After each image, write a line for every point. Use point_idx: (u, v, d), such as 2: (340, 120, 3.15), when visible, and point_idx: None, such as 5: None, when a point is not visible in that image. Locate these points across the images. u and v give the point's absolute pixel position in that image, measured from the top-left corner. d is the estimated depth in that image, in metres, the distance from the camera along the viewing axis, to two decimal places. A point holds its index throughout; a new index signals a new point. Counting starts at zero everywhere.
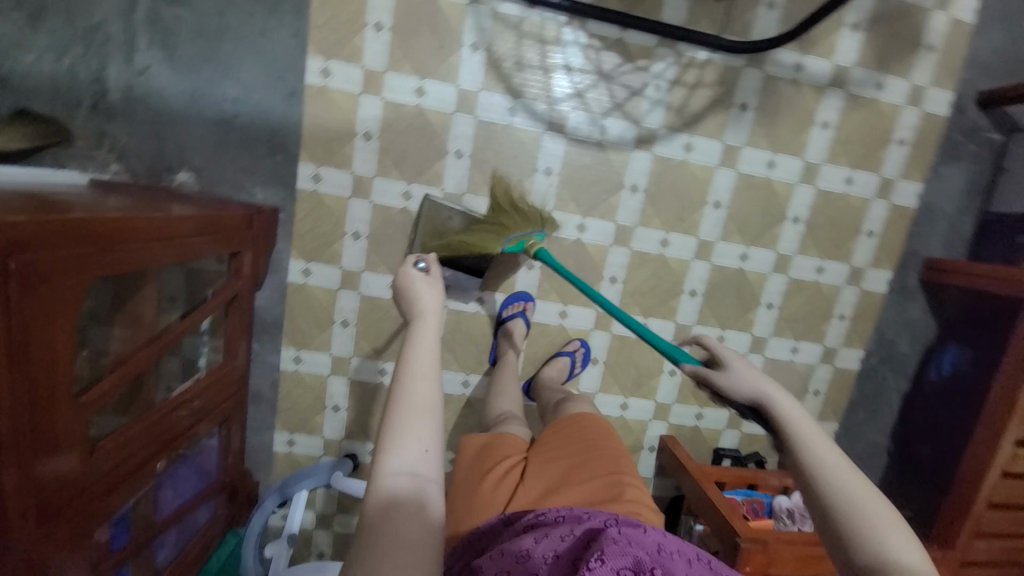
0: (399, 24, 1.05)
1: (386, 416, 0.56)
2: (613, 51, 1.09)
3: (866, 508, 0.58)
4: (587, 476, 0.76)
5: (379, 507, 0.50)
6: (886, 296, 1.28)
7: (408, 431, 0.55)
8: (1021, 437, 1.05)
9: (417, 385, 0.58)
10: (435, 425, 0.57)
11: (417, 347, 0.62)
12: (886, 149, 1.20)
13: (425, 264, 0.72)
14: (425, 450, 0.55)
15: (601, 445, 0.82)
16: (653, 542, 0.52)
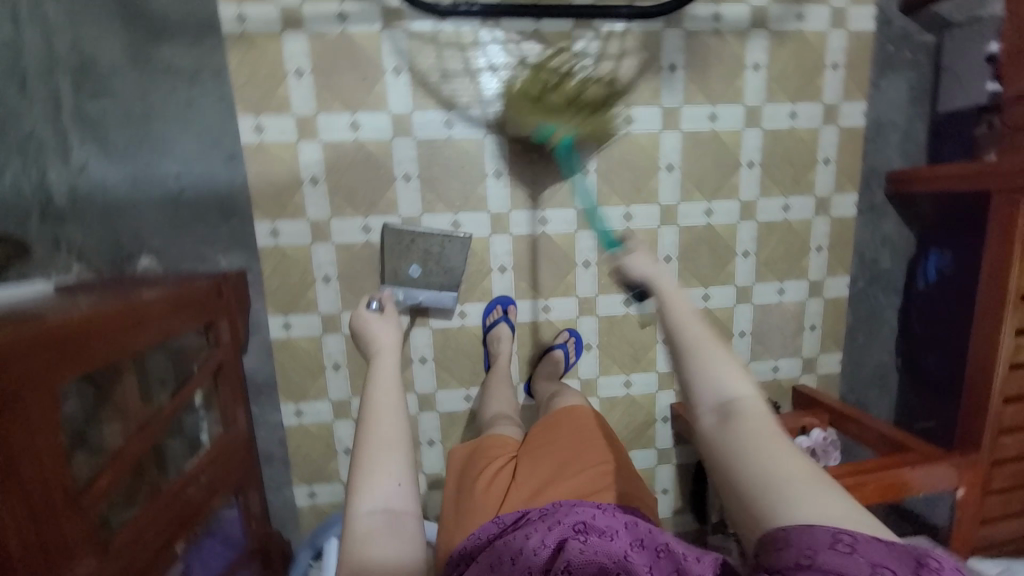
0: (320, 64, 1.06)
1: (358, 460, 0.63)
2: (533, 42, 1.10)
3: (708, 351, 0.64)
4: (576, 467, 0.79)
5: (359, 543, 0.56)
6: (856, 218, 1.29)
7: (378, 470, 0.61)
8: (1019, 326, 1.04)
9: (384, 425, 0.66)
10: (404, 458, 0.64)
11: (379, 389, 0.70)
12: (822, 75, 1.20)
13: (378, 304, 0.85)
14: (398, 485, 0.61)
15: (590, 438, 0.84)
16: (619, 548, 0.56)
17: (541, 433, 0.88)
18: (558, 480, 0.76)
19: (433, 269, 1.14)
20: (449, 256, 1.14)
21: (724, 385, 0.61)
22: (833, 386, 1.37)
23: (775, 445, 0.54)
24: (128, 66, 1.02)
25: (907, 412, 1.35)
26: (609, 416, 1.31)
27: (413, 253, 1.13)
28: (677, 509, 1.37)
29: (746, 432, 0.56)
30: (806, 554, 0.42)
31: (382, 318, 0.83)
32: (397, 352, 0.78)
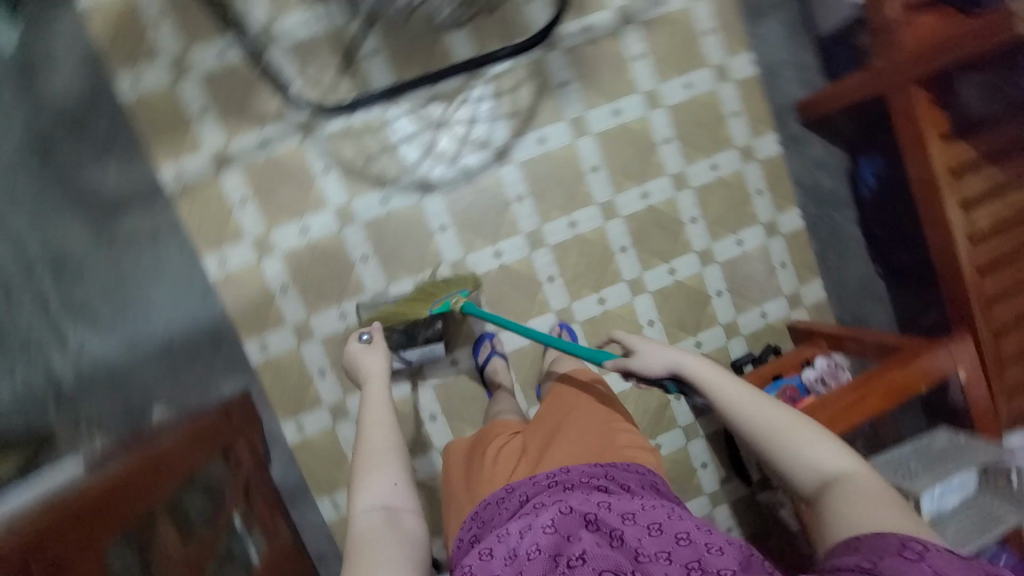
0: (258, 188, 1.17)
1: (356, 464, 0.69)
2: (436, 104, 1.20)
3: (784, 428, 0.66)
4: (579, 431, 0.89)
5: (360, 538, 0.61)
6: (783, 153, 1.35)
7: (376, 472, 0.67)
8: (963, 199, 1.07)
9: (377, 433, 0.73)
10: (398, 460, 0.70)
11: (373, 404, 0.78)
12: (700, 43, 1.30)
13: (368, 335, 0.92)
14: (394, 483, 0.67)
15: (587, 405, 0.95)
16: (632, 545, 0.62)
17: (548, 407, 0.97)
18: (562, 442, 0.86)
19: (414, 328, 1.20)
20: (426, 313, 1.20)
21: (815, 453, 0.63)
22: (825, 312, 1.40)
23: (881, 502, 0.56)
24: None
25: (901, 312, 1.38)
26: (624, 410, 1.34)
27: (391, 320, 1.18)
28: (722, 479, 1.37)
29: (844, 495, 0.58)
30: (868, 561, 0.47)
31: (370, 347, 0.90)
32: (384, 374, 0.86)
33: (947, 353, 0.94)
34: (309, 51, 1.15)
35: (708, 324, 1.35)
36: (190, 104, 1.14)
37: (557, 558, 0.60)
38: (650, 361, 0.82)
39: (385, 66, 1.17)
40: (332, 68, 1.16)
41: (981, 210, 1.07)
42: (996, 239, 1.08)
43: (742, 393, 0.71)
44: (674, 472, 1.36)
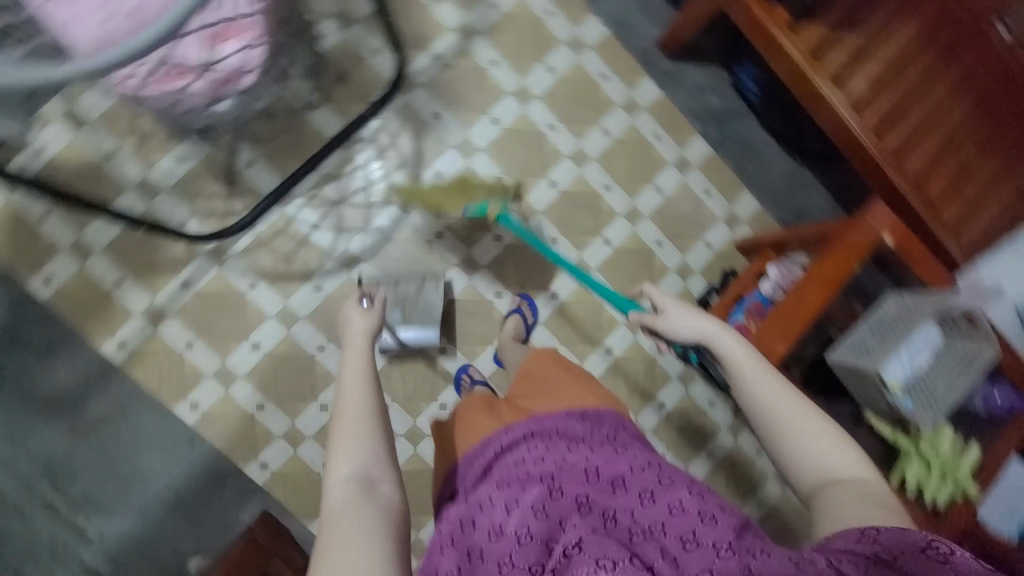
0: (199, 326, 1.20)
1: (336, 430, 0.73)
2: (329, 185, 1.24)
3: (803, 424, 0.70)
4: (555, 382, 0.94)
5: (337, 509, 0.65)
6: (665, 92, 1.37)
7: (355, 443, 0.71)
8: (833, 76, 1.10)
9: (354, 399, 0.75)
10: (375, 426, 0.74)
11: (353, 369, 0.80)
12: (546, 25, 1.31)
13: (367, 301, 0.93)
14: (373, 453, 0.71)
15: (563, 362, 0.99)
16: (623, 527, 0.66)
17: (530, 359, 1.01)
18: (536, 400, 0.91)
19: (412, 310, 1.19)
20: (427, 295, 1.20)
21: (821, 447, 0.69)
22: (766, 218, 1.42)
23: (873, 504, 0.63)
24: (74, 441, 1.16)
25: (831, 190, 1.43)
26: (620, 384, 1.36)
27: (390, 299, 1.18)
28: (735, 407, 1.39)
29: (845, 492, 0.65)
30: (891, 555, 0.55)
31: (365, 311, 0.91)
32: (369, 338, 0.87)
33: (872, 219, 0.95)
34: (193, 187, 1.19)
35: (662, 275, 1.36)
36: (105, 279, 1.17)
37: (549, 546, 0.64)
38: (682, 324, 0.84)
39: (267, 171, 1.21)
40: (220, 193, 1.19)
41: (854, 79, 1.10)
42: (878, 98, 1.10)
43: (763, 377, 0.74)
44: (688, 421, 1.38)
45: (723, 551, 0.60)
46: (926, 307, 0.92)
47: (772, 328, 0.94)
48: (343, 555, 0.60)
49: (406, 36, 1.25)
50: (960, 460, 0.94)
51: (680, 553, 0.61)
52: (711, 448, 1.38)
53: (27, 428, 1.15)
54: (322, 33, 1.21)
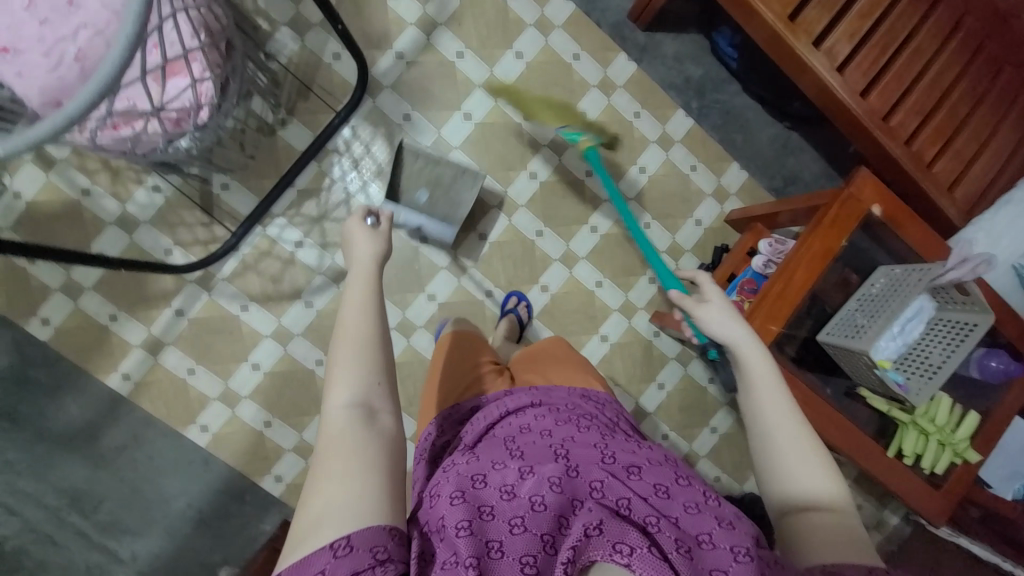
0: (197, 352, 1.22)
1: (338, 350, 0.65)
2: (307, 201, 1.23)
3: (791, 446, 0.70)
4: (553, 368, 0.99)
5: (334, 433, 0.60)
6: (641, 67, 1.31)
7: (358, 370, 0.64)
8: (815, 34, 1.03)
9: (357, 320, 0.67)
10: (381, 355, 0.66)
11: (360, 287, 0.71)
12: (510, 9, 1.25)
13: (375, 218, 0.80)
14: (377, 383, 0.64)
15: (563, 355, 1.04)
16: (643, 513, 0.59)
17: (539, 347, 1.07)
18: (537, 379, 0.97)
19: (442, 198, 1.23)
20: (460, 188, 1.22)
21: (813, 476, 0.68)
22: (755, 188, 1.38)
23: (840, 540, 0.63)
24: (95, 472, 1.21)
25: (819, 150, 1.40)
26: (618, 369, 1.37)
27: (421, 177, 1.21)
28: None
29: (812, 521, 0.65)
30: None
31: (375, 232, 0.78)
32: (379, 258, 0.76)
33: (856, 189, 0.92)
34: (173, 216, 1.18)
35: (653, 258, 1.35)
36: (100, 316, 1.19)
37: (562, 522, 0.59)
38: (714, 324, 0.83)
39: (244, 194, 1.20)
40: (200, 220, 1.19)
41: (834, 37, 1.04)
42: (857, 54, 1.05)
43: (770, 393, 0.74)
44: (689, 400, 1.39)
45: (742, 557, 0.56)
46: (921, 281, 0.87)
47: (761, 314, 0.92)
48: (336, 486, 0.55)
49: (367, 37, 1.20)
50: (959, 427, 0.96)
51: (695, 547, 0.57)
52: (714, 423, 1.40)
53: (48, 464, 1.19)
54: (280, 44, 1.18)
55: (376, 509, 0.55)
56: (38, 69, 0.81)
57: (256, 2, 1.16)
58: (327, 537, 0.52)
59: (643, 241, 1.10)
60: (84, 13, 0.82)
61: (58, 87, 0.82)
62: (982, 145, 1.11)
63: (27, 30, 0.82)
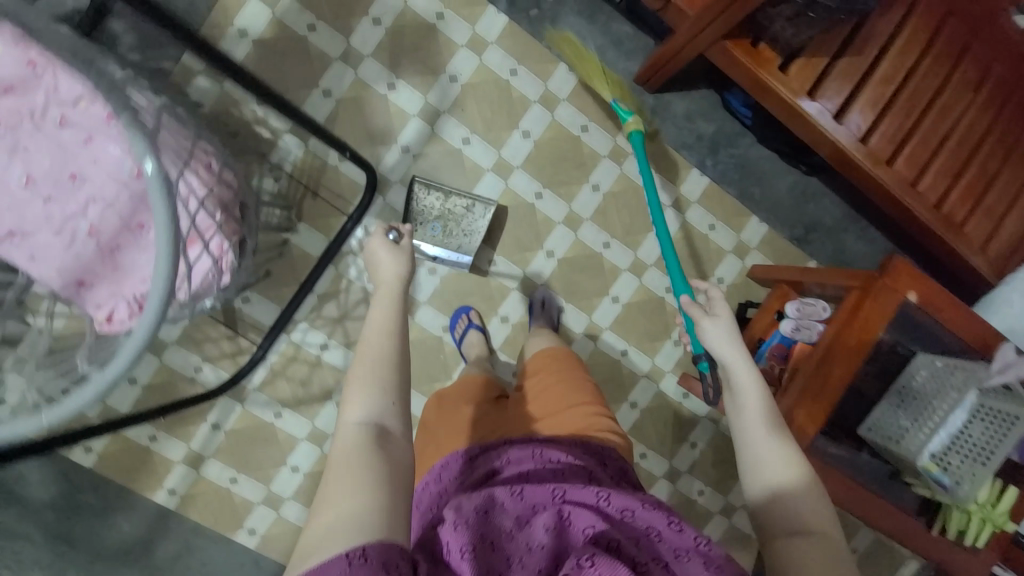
0: (237, 461, 1.24)
1: (355, 370, 0.67)
2: (329, 303, 1.23)
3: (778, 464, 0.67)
4: (556, 402, 0.91)
5: (338, 448, 0.60)
6: (652, 130, 1.27)
7: (374, 388, 0.65)
8: (834, 109, 1.00)
9: (377, 343, 0.69)
10: (398, 377, 0.68)
11: (379, 314, 0.73)
12: (513, 88, 1.21)
13: (395, 233, 0.81)
14: (392, 403, 0.65)
15: (572, 380, 0.97)
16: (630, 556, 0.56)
17: (539, 370, 1.00)
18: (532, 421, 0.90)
19: (455, 229, 1.19)
20: (473, 218, 1.19)
21: (796, 503, 0.64)
22: (775, 240, 1.35)
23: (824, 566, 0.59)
24: None
25: (841, 194, 1.36)
26: (650, 432, 1.37)
27: (433, 212, 1.18)
28: None
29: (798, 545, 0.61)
30: None
31: (395, 251, 0.81)
32: (402, 280, 0.80)
33: (890, 281, 0.91)
34: (198, 334, 1.19)
35: (677, 320, 1.34)
36: (139, 438, 1.22)
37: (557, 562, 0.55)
38: (715, 338, 0.78)
39: (265, 304, 1.20)
40: (225, 334, 1.20)
41: (855, 111, 1.00)
42: (881, 123, 1.01)
43: (762, 411, 0.71)
44: (722, 454, 1.40)
45: None
46: (966, 381, 0.87)
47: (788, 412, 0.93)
48: (333, 502, 0.55)
49: (370, 134, 1.18)
50: (999, 501, 0.93)
51: None
52: None
53: None
54: (284, 151, 1.15)
55: (372, 517, 0.53)
56: (53, 249, 0.80)
57: (255, 110, 1.14)
58: (340, 548, 0.51)
59: (666, 241, 1.05)
60: (90, 186, 0.80)
61: (75, 267, 0.81)
62: (1017, 197, 1.07)
63: (32, 211, 0.80)
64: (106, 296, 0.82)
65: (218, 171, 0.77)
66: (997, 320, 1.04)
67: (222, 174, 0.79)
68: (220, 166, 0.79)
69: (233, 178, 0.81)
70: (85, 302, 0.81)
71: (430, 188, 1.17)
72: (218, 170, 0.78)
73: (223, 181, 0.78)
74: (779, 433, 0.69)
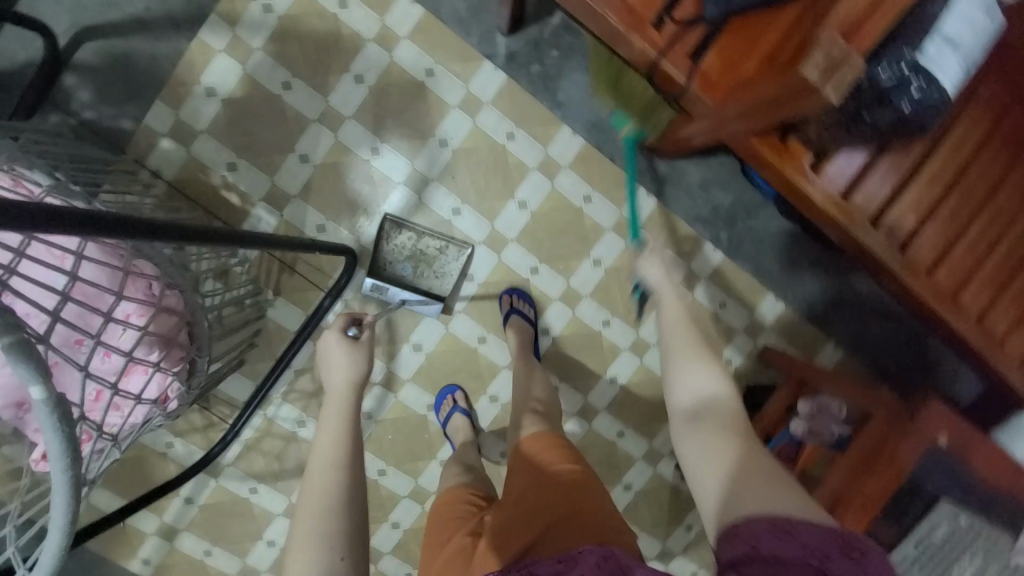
0: (211, 533, 1.20)
1: (299, 522, 0.56)
2: (305, 378, 1.16)
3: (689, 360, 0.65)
4: (553, 513, 0.67)
5: None
6: (662, 200, 1.15)
7: (318, 537, 0.54)
8: (869, 214, 0.87)
9: (321, 478, 0.59)
10: (346, 518, 0.57)
11: (323, 442, 0.63)
12: (509, 153, 1.09)
13: (355, 329, 0.76)
14: (340, 559, 0.53)
15: (563, 474, 0.71)
16: None
17: (533, 463, 0.74)
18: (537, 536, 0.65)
19: (426, 270, 1.10)
20: (446, 260, 1.10)
21: (721, 401, 0.61)
22: (795, 323, 1.21)
23: (733, 440, 0.56)
24: None
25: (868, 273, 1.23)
26: (644, 514, 1.30)
27: (405, 251, 1.08)
28: None
29: (712, 430, 0.57)
30: None
31: (353, 347, 0.74)
32: (356, 388, 0.71)
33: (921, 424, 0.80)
34: None
35: None
36: None
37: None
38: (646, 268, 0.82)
39: (239, 380, 1.12)
40: (195, 407, 1.13)
41: (894, 213, 0.87)
42: (923, 228, 0.88)
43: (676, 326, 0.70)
44: None
45: None
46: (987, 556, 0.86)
47: None
48: None
49: (350, 203, 1.07)
50: None
51: None
52: None
53: None
54: (256, 220, 1.05)
55: None
56: None
57: (224, 176, 1.04)
58: None
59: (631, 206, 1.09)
60: None
61: (8, 386, 0.66)
62: None
63: None
64: None
65: (159, 299, 0.63)
66: None
67: (165, 296, 0.64)
68: (163, 288, 0.64)
69: (182, 301, 0.66)
70: (29, 424, 0.67)
71: (403, 227, 1.07)
72: (159, 294, 0.64)
73: (166, 307, 0.63)
74: (687, 337, 0.68)
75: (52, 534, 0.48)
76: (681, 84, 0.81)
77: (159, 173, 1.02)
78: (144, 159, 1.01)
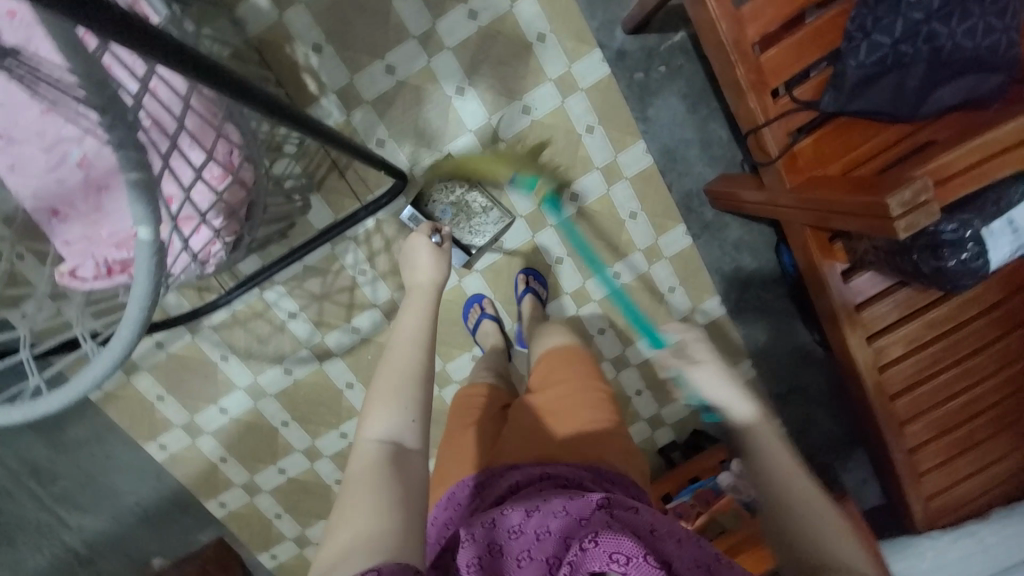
0: (170, 383, 1.23)
1: (381, 379, 0.54)
2: (313, 276, 1.18)
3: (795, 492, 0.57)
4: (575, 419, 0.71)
5: (363, 470, 0.48)
6: (696, 243, 1.21)
7: (400, 400, 0.52)
8: (870, 331, 0.95)
9: (409, 350, 0.56)
10: (427, 390, 0.54)
11: (407, 321, 0.59)
12: (582, 145, 1.11)
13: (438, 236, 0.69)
14: (414, 422, 0.52)
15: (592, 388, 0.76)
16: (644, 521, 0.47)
17: (557, 379, 0.77)
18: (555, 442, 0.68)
19: (463, 222, 1.09)
20: (485, 221, 1.10)
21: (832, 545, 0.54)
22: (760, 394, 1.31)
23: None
24: (57, 454, 1.21)
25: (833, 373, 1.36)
26: None
27: (450, 197, 1.07)
28: None
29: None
30: None
31: (437, 251, 0.68)
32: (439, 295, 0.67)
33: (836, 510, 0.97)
34: None
35: (633, 422, 1.33)
36: None
37: (568, 543, 0.45)
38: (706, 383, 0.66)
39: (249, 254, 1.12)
40: None
41: (890, 339, 0.96)
42: (904, 362, 0.98)
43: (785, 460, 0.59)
44: None
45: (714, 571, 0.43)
46: None
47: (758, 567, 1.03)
48: (351, 524, 0.44)
49: (418, 130, 1.07)
50: None
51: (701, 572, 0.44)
52: None
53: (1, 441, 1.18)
54: (323, 111, 1.03)
55: (391, 539, 0.43)
56: (34, 165, 0.63)
57: (307, 55, 1.01)
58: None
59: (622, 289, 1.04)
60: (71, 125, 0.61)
61: (50, 191, 0.65)
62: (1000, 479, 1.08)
63: (23, 113, 0.61)
64: (79, 236, 0.67)
65: (237, 169, 0.63)
66: (904, 565, 1.10)
67: (242, 168, 0.65)
68: (242, 159, 0.64)
69: (253, 177, 0.67)
70: (56, 235, 0.67)
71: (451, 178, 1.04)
72: (237, 165, 0.63)
73: (240, 179, 0.64)
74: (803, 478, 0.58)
75: (85, 378, 0.49)
76: (771, 156, 0.86)
77: (243, 24, 0.97)
78: (234, 5, 0.97)
